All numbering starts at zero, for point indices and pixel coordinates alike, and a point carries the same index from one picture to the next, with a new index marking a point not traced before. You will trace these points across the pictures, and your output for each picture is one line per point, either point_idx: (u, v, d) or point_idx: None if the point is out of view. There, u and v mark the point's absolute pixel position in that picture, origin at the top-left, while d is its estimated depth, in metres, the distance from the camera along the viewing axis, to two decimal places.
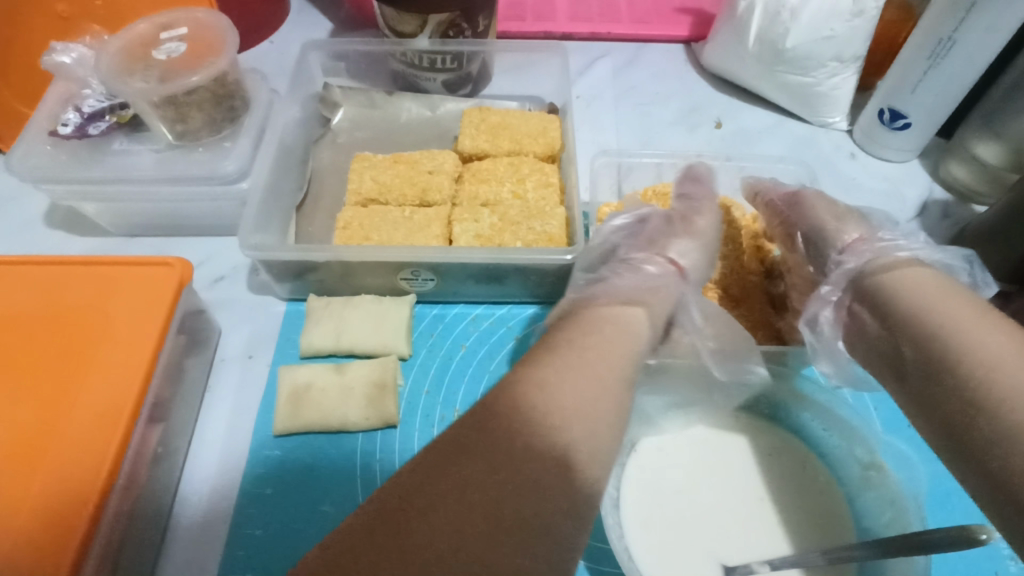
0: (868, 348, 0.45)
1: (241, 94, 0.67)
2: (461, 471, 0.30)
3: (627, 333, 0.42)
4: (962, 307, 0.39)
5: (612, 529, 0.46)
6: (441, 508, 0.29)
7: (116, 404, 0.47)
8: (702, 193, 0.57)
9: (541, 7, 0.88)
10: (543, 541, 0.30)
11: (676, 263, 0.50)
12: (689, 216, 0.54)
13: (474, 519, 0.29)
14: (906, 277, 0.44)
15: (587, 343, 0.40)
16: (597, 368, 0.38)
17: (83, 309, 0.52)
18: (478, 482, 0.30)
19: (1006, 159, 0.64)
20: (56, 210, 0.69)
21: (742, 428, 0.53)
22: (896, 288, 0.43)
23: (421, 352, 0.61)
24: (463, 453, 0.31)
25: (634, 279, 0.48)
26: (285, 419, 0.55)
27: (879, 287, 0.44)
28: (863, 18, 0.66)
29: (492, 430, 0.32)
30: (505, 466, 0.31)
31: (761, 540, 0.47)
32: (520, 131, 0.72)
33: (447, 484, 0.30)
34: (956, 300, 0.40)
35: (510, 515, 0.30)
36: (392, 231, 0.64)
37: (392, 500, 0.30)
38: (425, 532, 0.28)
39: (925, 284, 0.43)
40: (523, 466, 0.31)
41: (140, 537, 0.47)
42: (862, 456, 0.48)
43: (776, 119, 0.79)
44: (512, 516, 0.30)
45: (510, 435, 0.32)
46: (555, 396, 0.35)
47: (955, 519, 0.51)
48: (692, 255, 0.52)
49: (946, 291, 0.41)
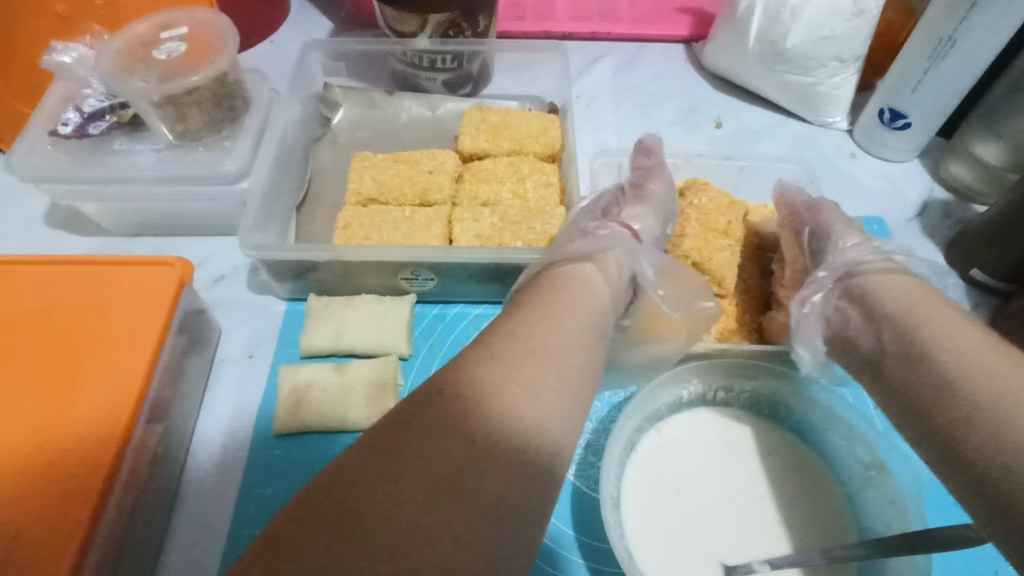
0: (842, 344, 0.49)
1: (241, 94, 0.67)
2: (434, 438, 0.31)
3: (591, 295, 0.44)
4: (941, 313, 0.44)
5: (613, 528, 0.45)
6: (416, 475, 0.30)
7: (116, 404, 0.47)
8: (652, 164, 0.61)
9: (541, 6, 0.88)
10: (520, 507, 0.31)
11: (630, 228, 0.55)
12: (641, 183, 0.59)
13: (449, 486, 0.30)
14: (883, 281, 0.48)
15: (558, 305, 0.41)
16: (571, 329, 0.40)
17: (83, 308, 0.52)
18: (453, 450, 0.31)
19: (1006, 158, 0.63)
20: (56, 209, 0.69)
21: (741, 427, 0.53)
22: (879, 292, 0.48)
23: (421, 352, 0.61)
24: (437, 419, 0.32)
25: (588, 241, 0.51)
26: (285, 418, 0.55)
27: (864, 290, 0.49)
28: (863, 18, 0.66)
29: (465, 396, 0.33)
30: (481, 435, 0.32)
31: (752, 530, 0.48)
32: (520, 131, 0.72)
33: (420, 451, 0.30)
34: (935, 305, 0.45)
35: (485, 480, 0.30)
36: (392, 231, 0.64)
37: (353, 471, 0.30)
38: (399, 497, 0.29)
39: (901, 288, 0.47)
40: (499, 435, 0.32)
41: (140, 536, 0.47)
42: (863, 455, 0.49)
43: (776, 118, 0.79)
44: (488, 481, 0.30)
45: (485, 402, 0.33)
46: (529, 352, 0.37)
47: (955, 518, 0.52)
48: (646, 219, 0.56)
49: (922, 299, 0.45)
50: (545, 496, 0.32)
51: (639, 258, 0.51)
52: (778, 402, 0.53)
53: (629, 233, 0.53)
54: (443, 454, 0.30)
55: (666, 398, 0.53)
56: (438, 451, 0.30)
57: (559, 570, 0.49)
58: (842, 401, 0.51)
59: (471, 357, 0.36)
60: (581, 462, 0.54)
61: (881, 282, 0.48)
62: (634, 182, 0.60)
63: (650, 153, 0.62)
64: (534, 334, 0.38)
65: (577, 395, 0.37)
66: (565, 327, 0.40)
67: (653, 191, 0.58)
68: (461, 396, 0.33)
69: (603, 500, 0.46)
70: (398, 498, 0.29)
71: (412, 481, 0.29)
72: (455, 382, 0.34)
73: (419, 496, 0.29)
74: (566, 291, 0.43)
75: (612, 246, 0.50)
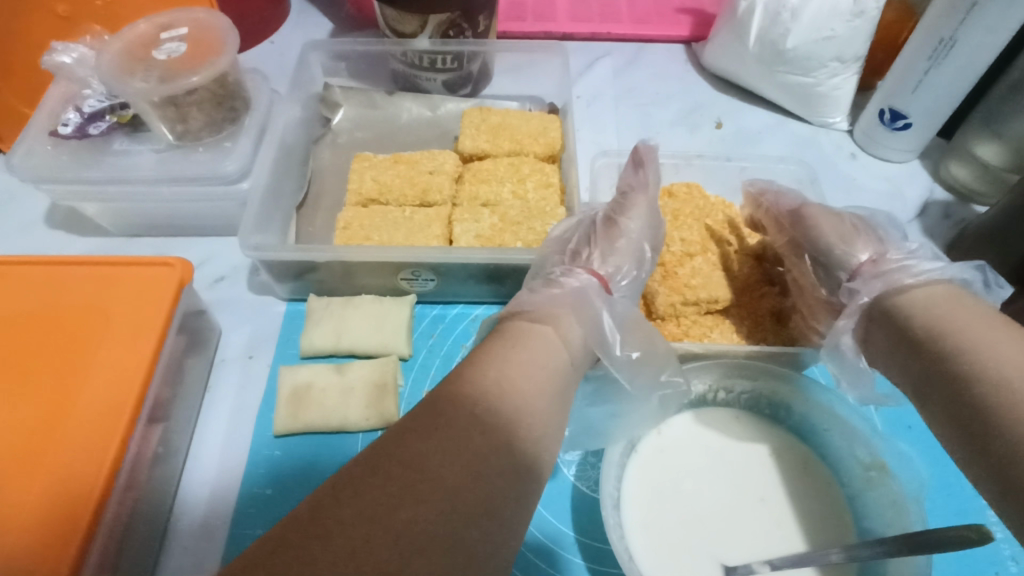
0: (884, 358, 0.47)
1: (241, 94, 0.67)
2: (409, 458, 0.31)
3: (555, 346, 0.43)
4: (976, 320, 0.42)
5: (613, 529, 0.44)
6: (394, 495, 0.30)
7: (116, 404, 0.47)
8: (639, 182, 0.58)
9: (541, 7, 0.88)
10: (499, 507, 0.32)
11: (598, 276, 0.52)
12: (615, 216, 0.56)
13: (425, 502, 0.30)
14: (918, 295, 0.46)
15: (516, 368, 0.39)
16: (529, 390, 0.38)
17: (82, 309, 0.52)
18: (430, 467, 0.31)
19: (1007, 159, 0.63)
20: (56, 210, 0.69)
21: (739, 430, 0.53)
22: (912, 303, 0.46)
23: (421, 352, 0.61)
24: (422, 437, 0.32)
25: (547, 293, 0.49)
26: (285, 418, 0.55)
27: (893, 305, 0.47)
28: (863, 18, 0.66)
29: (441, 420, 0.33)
30: (458, 450, 0.32)
31: (748, 532, 0.48)
32: (520, 131, 0.72)
33: (396, 468, 0.31)
34: (972, 312, 0.43)
35: (464, 490, 0.31)
36: (392, 231, 0.64)
37: (344, 489, 0.30)
38: (377, 515, 0.29)
39: (939, 299, 0.45)
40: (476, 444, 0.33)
41: (139, 537, 0.47)
42: (864, 456, 0.49)
43: (776, 119, 0.79)
44: (470, 489, 0.31)
45: (462, 425, 0.34)
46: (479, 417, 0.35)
47: (954, 518, 0.52)
48: (620, 262, 0.54)
49: (961, 311, 0.43)
50: (518, 503, 0.33)
51: (598, 320, 0.49)
52: (778, 403, 0.53)
53: (596, 283, 0.51)
54: (419, 473, 0.31)
55: None
56: (414, 470, 0.31)
57: (559, 570, 0.49)
58: (842, 402, 0.51)
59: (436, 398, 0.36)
60: (581, 463, 0.54)
61: (917, 295, 0.46)
62: (608, 215, 0.56)
63: (638, 168, 0.59)
64: (490, 396, 0.36)
65: (539, 440, 0.37)
66: (525, 389, 0.38)
67: (628, 228, 0.55)
68: (440, 422, 0.34)
69: (603, 500, 0.46)
70: (375, 516, 0.29)
71: (390, 499, 0.30)
72: (433, 412, 0.34)
73: (397, 511, 0.29)
74: (527, 349, 0.42)
75: (568, 308, 0.48)
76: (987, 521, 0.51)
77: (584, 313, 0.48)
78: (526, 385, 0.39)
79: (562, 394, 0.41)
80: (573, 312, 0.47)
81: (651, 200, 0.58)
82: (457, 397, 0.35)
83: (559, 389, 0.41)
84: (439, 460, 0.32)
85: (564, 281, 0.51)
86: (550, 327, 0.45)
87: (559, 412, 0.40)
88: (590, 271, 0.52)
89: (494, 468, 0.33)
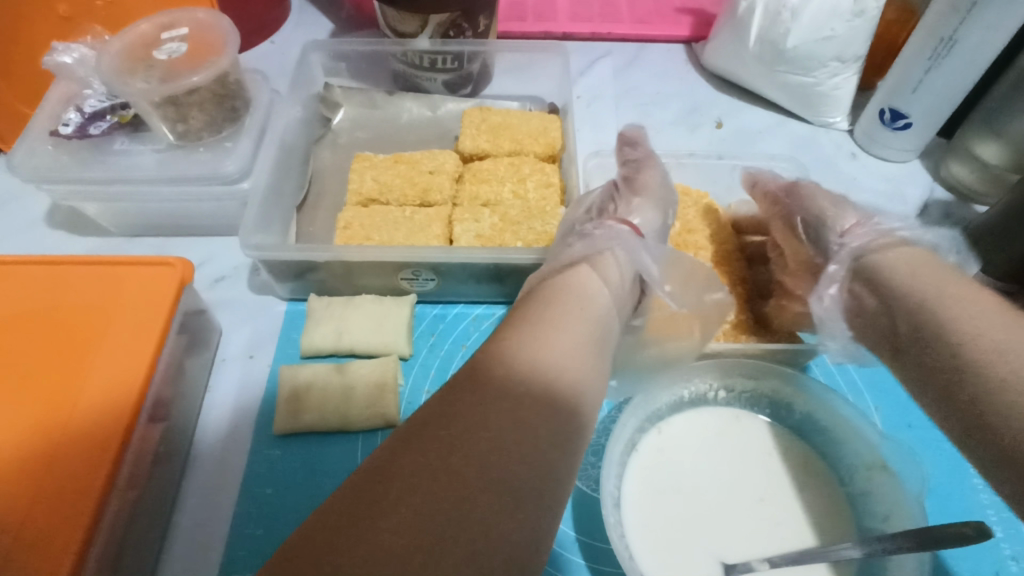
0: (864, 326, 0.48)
1: (241, 94, 0.67)
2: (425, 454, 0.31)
3: (575, 320, 0.41)
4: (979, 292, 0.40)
5: (613, 528, 0.44)
6: (404, 496, 0.29)
7: (117, 404, 0.47)
8: (640, 156, 0.60)
9: (542, 7, 0.88)
10: (522, 499, 0.31)
11: (633, 224, 0.53)
12: (632, 176, 0.57)
13: (442, 499, 0.29)
14: (894, 259, 0.47)
15: (537, 337, 0.38)
16: (564, 349, 0.38)
17: (84, 309, 0.52)
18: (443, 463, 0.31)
19: (1006, 158, 0.64)
20: (57, 210, 0.70)
21: (746, 433, 0.52)
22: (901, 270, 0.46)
23: (421, 352, 0.61)
24: (442, 428, 0.32)
25: (583, 245, 0.49)
26: (285, 419, 0.55)
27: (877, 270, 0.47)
28: (863, 18, 0.66)
29: (465, 407, 0.33)
30: (479, 429, 0.32)
31: (749, 529, 0.48)
32: (520, 131, 0.72)
33: (414, 468, 0.30)
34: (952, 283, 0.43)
35: (483, 479, 0.31)
36: (392, 231, 0.64)
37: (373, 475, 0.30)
38: (388, 519, 0.28)
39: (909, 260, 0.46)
40: (500, 434, 0.32)
41: (138, 538, 0.47)
42: (865, 455, 0.49)
43: (776, 118, 0.79)
44: (491, 476, 0.31)
45: (482, 404, 0.33)
46: (508, 417, 0.33)
47: (954, 517, 0.52)
48: (645, 212, 0.55)
49: (927, 270, 0.45)
50: (542, 495, 0.32)
51: (640, 254, 0.50)
52: (779, 403, 0.54)
53: (629, 230, 0.51)
54: (444, 475, 0.30)
55: (667, 398, 0.53)
56: (434, 463, 0.30)
57: (559, 570, 0.49)
58: (842, 402, 0.51)
59: (461, 380, 0.35)
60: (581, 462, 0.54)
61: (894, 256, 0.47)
62: (626, 176, 0.58)
63: (635, 145, 0.61)
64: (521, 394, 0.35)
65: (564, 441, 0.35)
66: (548, 375, 0.36)
67: (648, 184, 0.57)
68: (445, 410, 0.33)
69: (603, 499, 0.46)
70: (385, 521, 0.28)
71: (403, 498, 0.29)
72: (441, 403, 0.34)
73: (409, 511, 0.29)
74: (555, 302, 0.42)
75: (610, 245, 0.49)
76: (987, 519, 0.51)
77: (626, 254, 0.50)
78: (557, 338, 0.39)
79: (592, 346, 0.41)
80: (603, 257, 0.48)
81: (661, 167, 0.59)
82: (472, 384, 0.35)
83: (589, 340, 0.41)
84: (456, 454, 0.31)
85: (596, 231, 0.51)
86: (587, 265, 0.47)
87: (594, 358, 0.40)
88: (620, 220, 0.52)
89: (527, 462, 0.32)
